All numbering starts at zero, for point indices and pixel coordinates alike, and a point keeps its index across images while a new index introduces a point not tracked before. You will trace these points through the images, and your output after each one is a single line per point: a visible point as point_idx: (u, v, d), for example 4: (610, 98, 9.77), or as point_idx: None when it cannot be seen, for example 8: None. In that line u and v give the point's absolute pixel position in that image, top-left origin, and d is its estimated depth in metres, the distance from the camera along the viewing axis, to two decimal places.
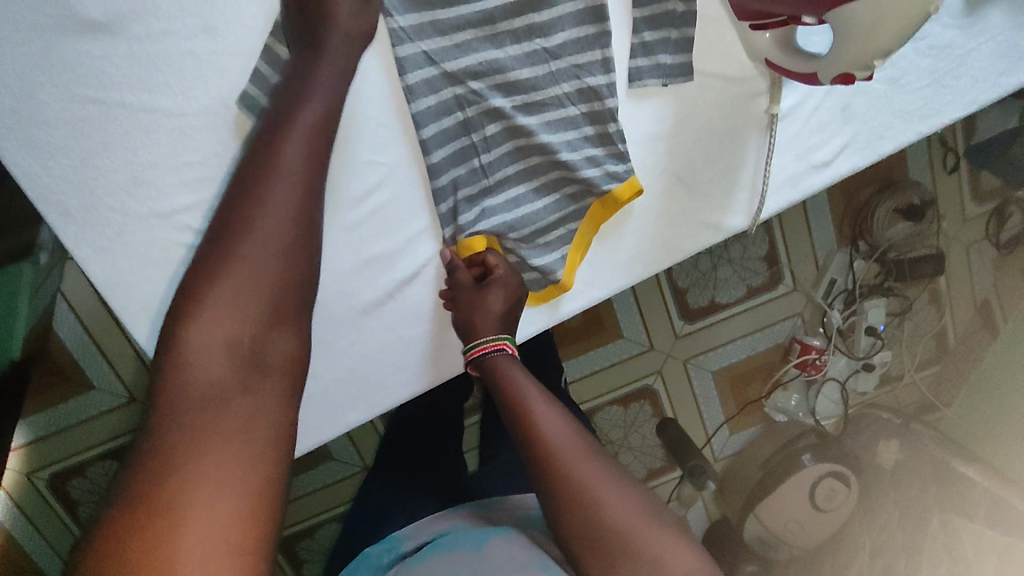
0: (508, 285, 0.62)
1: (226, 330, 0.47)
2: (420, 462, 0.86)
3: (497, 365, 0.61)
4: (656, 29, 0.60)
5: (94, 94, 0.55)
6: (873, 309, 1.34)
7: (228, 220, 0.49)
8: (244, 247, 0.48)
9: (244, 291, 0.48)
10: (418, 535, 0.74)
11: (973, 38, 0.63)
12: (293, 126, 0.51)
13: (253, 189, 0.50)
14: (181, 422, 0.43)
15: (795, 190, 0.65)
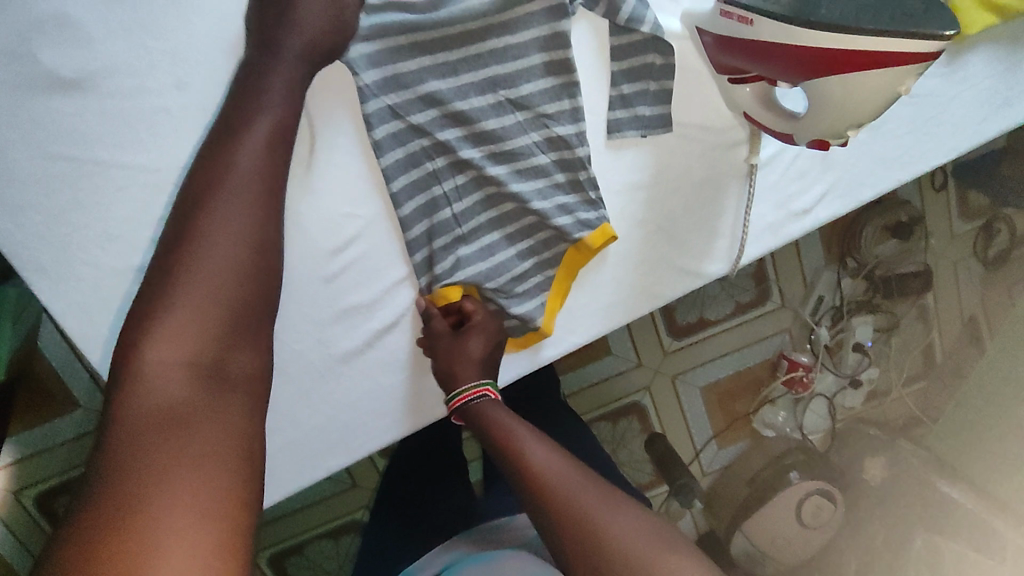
0: (487, 330, 0.62)
1: (183, 347, 0.45)
2: (417, 492, 0.88)
3: (483, 411, 0.60)
4: (635, 81, 0.59)
5: (68, 152, 0.54)
6: (861, 325, 1.35)
7: (180, 239, 0.48)
8: (200, 263, 0.47)
9: (204, 304, 0.46)
10: (430, 565, 0.76)
11: (955, 85, 0.63)
12: (245, 137, 0.51)
13: (206, 204, 0.49)
14: (139, 442, 0.41)
15: (774, 238, 0.65)
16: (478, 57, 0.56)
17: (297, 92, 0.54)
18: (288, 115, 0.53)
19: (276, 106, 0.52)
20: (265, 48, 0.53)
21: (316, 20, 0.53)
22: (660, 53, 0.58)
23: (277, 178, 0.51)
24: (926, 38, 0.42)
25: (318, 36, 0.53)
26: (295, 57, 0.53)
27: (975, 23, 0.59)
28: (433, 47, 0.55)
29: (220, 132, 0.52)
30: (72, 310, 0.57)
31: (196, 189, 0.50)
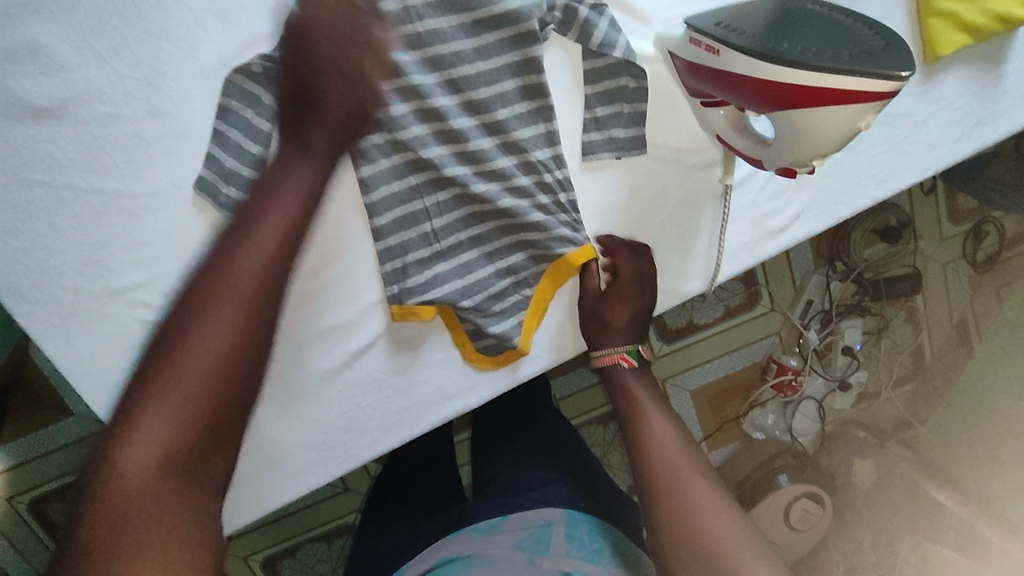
0: (624, 296, 0.63)
1: (165, 429, 0.43)
2: (408, 489, 0.91)
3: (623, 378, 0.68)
4: (608, 104, 0.59)
5: (42, 178, 0.54)
6: (850, 329, 1.34)
7: (172, 331, 0.46)
8: (186, 361, 0.44)
9: (193, 386, 0.44)
10: (423, 563, 0.77)
11: (929, 105, 0.63)
12: (268, 207, 0.49)
13: (215, 278, 0.47)
14: (106, 529, 0.40)
15: (750, 255, 0.65)
16: (452, 83, 0.56)
17: (332, 157, 0.53)
18: (313, 184, 0.51)
19: (305, 174, 0.51)
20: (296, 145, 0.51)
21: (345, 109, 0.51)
22: (634, 76, 0.59)
23: (288, 252, 0.49)
24: (869, 76, 0.42)
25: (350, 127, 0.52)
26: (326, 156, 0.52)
27: (948, 44, 0.60)
28: (409, 71, 0.55)
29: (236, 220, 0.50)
30: (53, 333, 0.58)
31: (197, 276, 0.48)
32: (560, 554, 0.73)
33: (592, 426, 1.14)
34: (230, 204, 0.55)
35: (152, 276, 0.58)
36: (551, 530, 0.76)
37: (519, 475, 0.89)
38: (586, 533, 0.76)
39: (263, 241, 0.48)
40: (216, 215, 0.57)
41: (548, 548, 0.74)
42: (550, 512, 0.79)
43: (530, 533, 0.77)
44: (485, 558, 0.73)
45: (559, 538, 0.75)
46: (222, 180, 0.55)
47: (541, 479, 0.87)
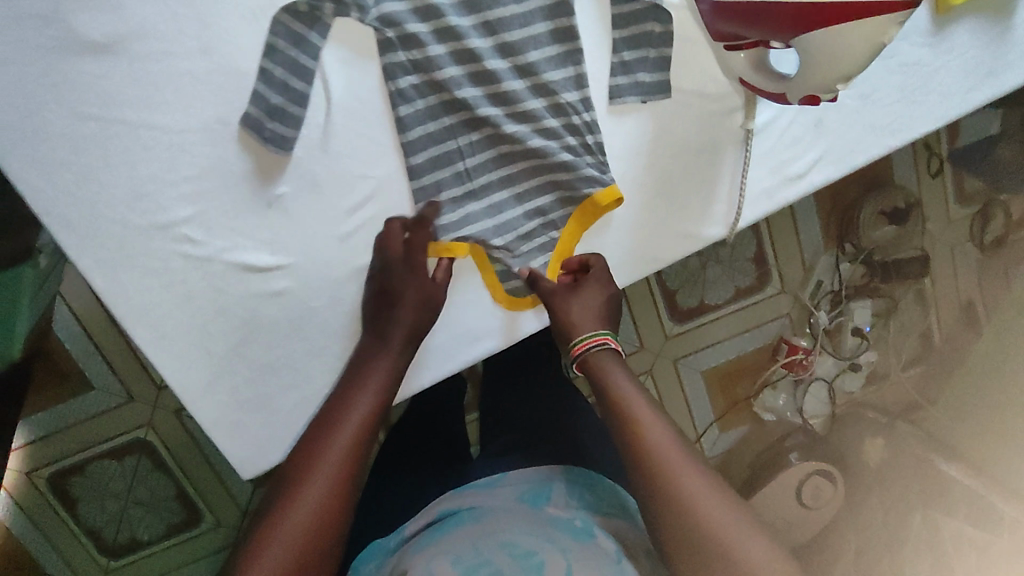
0: (599, 281, 0.66)
1: (313, 494, 0.56)
2: (418, 454, 0.94)
3: (601, 361, 0.66)
4: (635, 48, 0.62)
5: (96, 112, 0.57)
6: (859, 310, 1.34)
7: (318, 427, 0.60)
8: (304, 497, 0.56)
9: (332, 464, 0.58)
10: (418, 520, 0.78)
11: (941, 56, 0.66)
12: (387, 337, 0.62)
13: (345, 394, 0.61)
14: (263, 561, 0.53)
15: (771, 202, 0.68)
16: (487, 25, 0.60)
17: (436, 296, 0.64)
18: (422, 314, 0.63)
19: (415, 302, 0.63)
20: (378, 335, 0.62)
21: (412, 306, 0.62)
22: (659, 21, 0.62)
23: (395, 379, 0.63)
24: None
25: (418, 320, 0.63)
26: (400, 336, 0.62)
27: None
28: (446, 14, 0.59)
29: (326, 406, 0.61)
30: (100, 267, 0.60)
31: (309, 436, 0.60)
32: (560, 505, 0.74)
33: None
34: (275, 137, 0.59)
35: (196, 211, 0.60)
36: (550, 487, 0.77)
37: (518, 438, 0.91)
38: (583, 492, 0.77)
39: (374, 375, 0.62)
40: (259, 151, 0.60)
41: (547, 501, 0.75)
42: (550, 471, 0.80)
43: (533, 487, 0.78)
44: (484, 509, 0.74)
45: (559, 494, 0.76)
46: (268, 116, 0.58)
47: (519, 443, 0.89)
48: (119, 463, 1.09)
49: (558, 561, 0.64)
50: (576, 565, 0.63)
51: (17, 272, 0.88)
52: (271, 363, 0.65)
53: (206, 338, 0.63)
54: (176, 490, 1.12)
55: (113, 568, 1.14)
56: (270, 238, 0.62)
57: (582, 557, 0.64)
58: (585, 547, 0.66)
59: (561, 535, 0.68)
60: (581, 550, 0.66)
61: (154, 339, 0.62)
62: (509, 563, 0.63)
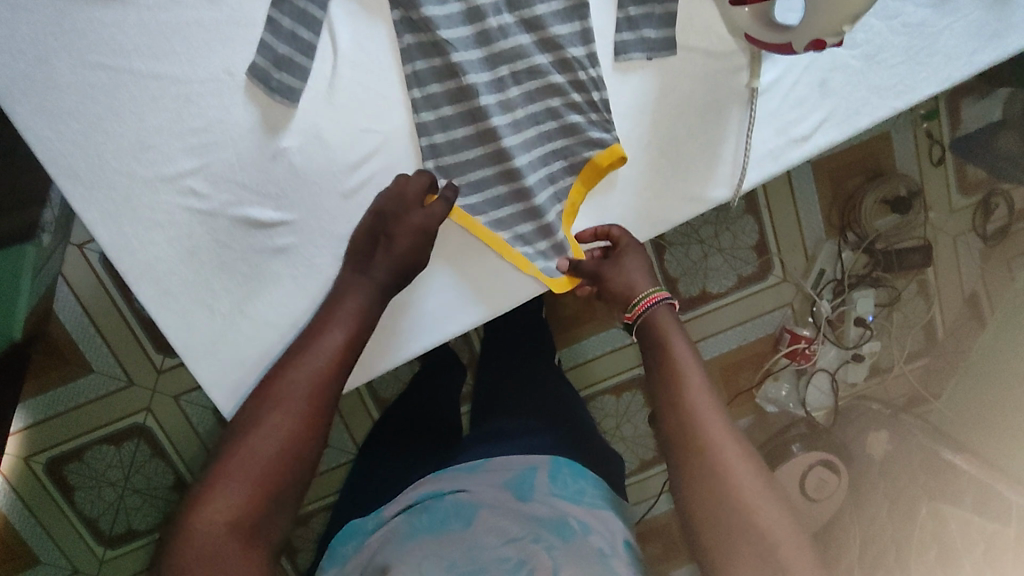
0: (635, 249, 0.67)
1: (280, 417, 0.59)
2: (414, 428, 0.94)
3: (658, 320, 0.67)
4: (641, 4, 0.63)
5: (105, 61, 0.58)
6: (862, 299, 1.29)
7: (290, 355, 0.62)
8: (272, 418, 0.59)
9: (301, 390, 0.60)
10: (399, 502, 0.78)
11: (945, 17, 0.66)
12: (361, 274, 0.62)
13: (317, 328, 0.61)
14: (233, 471, 0.57)
15: (775, 163, 0.67)
16: None
17: (423, 243, 0.62)
18: (405, 258, 0.62)
19: (400, 247, 0.62)
20: (358, 270, 0.63)
21: (396, 261, 0.62)
22: None
23: (371, 318, 0.62)
24: None
25: (403, 272, 0.63)
26: (379, 286, 0.62)
27: None
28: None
29: (293, 346, 0.62)
30: (104, 219, 0.60)
31: (282, 364, 0.61)
32: (542, 494, 0.73)
33: (605, 397, 1.14)
34: (281, 87, 0.59)
35: (201, 163, 0.60)
36: (533, 474, 0.77)
37: (508, 424, 0.89)
38: (568, 475, 0.77)
39: (346, 311, 0.61)
40: (266, 103, 0.60)
41: (532, 488, 0.75)
42: (535, 459, 0.79)
43: (515, 475, 0.77)
44: (474, 498, 0.74)
45: (542, 480, 0.76)
46: (276, 67, 0.59)
47: (528, 428, 0.87)
48: (117, 449, 1.08)
49: (543, 563, 0.65)
50: (562, 566, 0.64)
51: (19, 248, 0.87)
52: (274, 321, 0.64)
53: (209, 294, 0.63)
54: (174, 477, 1.10)
55: (108, 557, 1.12)
56: (276, 192, 0.62)
57: (568, 556, 0.66)
58: (572, 545, 0.67)
59: (547, 534, 0.68)
60: (567, 549, 0.67)
61: (157, 293, 0.62)
62: (495, 568, 0.65)
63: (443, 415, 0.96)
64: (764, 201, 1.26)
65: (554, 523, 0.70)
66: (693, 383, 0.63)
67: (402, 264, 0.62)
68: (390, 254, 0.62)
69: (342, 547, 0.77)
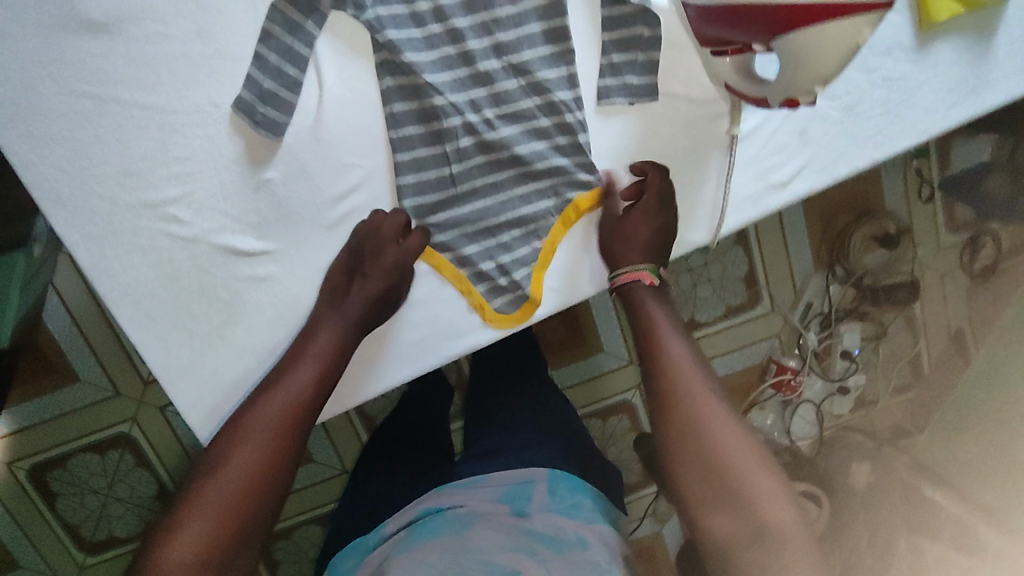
0: (652, 214, 0.65)
1: (248, 450, 0.59)
2: (404, 443, 0.93)
3: (636, 294, 0.66)
4: (624, 51, 0.63)
5: (91, 90, 0.58)
6: (849, 333, 1.30)
7: (262, 389, 0.62)
8: (239, 452, 0.59)
9: (270, 424, 0.60)
10: (400, 518, 0.79)
11: (924, 71, 0.67)
12: (332, 307, 0.63)
13: (291, 363, 0.62)
14: (200, 501, 0.57)
15: (754, 208, 0.68)
16: (483, 25, 0.61)
17: (398, 276, 0.63)
18: (379, 292, 0.63)
19: (374, 281, 0.63)
20: (331, 303, 0.63)
21: (370, 297, 0.63)
22: (647, 25, 0.63)
23: (343, 355, 0.63)
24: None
25: (378, 305, 0.63)
26: (354, 320, 0.63)
27: (939, 11, 0.65)
28: (451, 14, 0.61)
29: (261, 385, 0.63)
30: (87, 244, 0.61)
31: (254, 398, 0.62)
32: (538, 509, 0.74)
33: (591, 419, 1.13)
34: (265, 121, 0.60)
35: (185, 191, 0.61)
36: (528, 488, 0.78)
37: (502, 439, 0.88)
38: (565, 489, 0.78)
39: (318, 349, 0.62)
40: (251, 134, 0.61)
41: (527, 503, 0.75)
42: (532, 471, 0.80)
43: (510, 488, 0.78)
44: (470, 514, 0.74)
45: (538, 494, 0.76)
46: (260, 101, 0.60)
47: (528, 442, 0.86)
48: (101, 458, 1.08)
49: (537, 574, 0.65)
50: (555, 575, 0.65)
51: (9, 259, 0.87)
52: (253, 347, 0.65)
53: (189, 320, 0.63)
54: (157, 487, 1.10)
55: (88, 563, 1.12)
56: (257, 222, 0.63)
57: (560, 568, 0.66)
58: (565, 556, 0.67)
59: (539, 545, 0.69)
60: (559, 560, 0.67)
61: (137, 317, 0.62)
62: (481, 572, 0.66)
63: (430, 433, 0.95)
64: (754, 231, 1.24)
65: (548, 536, 0.70)
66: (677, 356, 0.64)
67: (375, 298, 0.63)
68: (366, 287, 0.63)
69: (343, 562, 0.77)
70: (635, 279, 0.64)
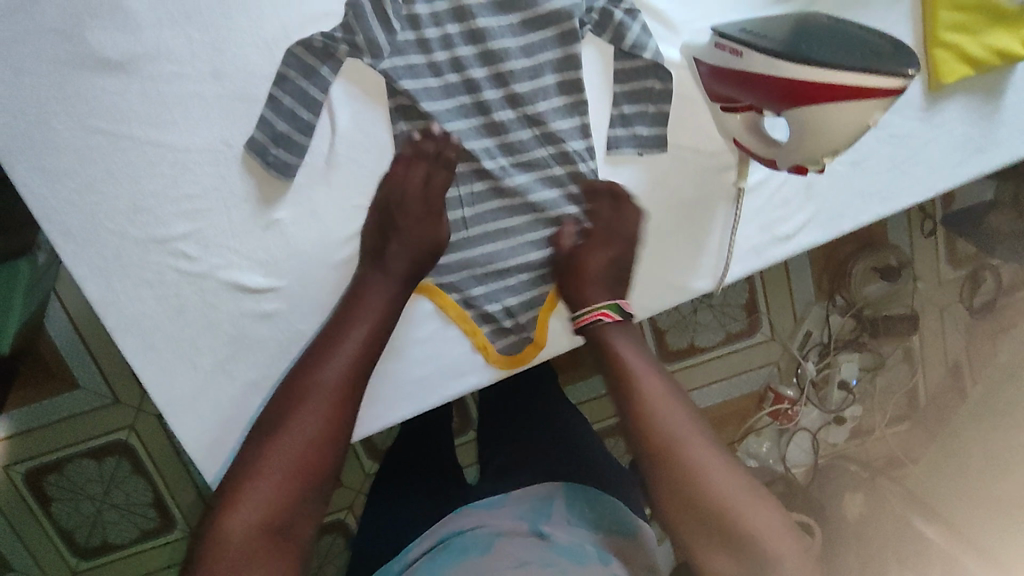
0: (606, 246, 0.65)
1: (311, 416, 0.57)
2: (417, 462, 0.87)
3: (602, 330, 0.64)
4: (636, 102, 0.64)
5: (104, 126, 0.59)
6: (847, 363, 1.28)
7: (316, 348, 0.60)
8: (301, 418, 0.56)
9: (329, 385, 0.58)
10: (425, 541, 0.72)
11: (932, 128, 0.67)
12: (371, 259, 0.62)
13: (342, 321, 0.60)
14: (263, 469, 0.54)
15: (758, 259, 0.69)
16: (499, 77, 0.62)
17: (432, 215, 0.63)
18: (416, 235, 0.63)
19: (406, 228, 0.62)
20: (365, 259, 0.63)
21: (410, 244, 0.62)
22: (659, 79, 0.63)
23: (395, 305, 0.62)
24: (887, 75, 0.48)
25: (416, 249, 0.63)
26: (395, 267, 0.62)
27: (950, 73, 0.65)
28: (467, 65, 0.61)
29: (307, 356, 0.60)
30: (95, 276, 0.61)
31: (308, 359, 0.59)
32: (559, 525, 0.69)
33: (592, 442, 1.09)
34: (277, 162, 0.60)
35: (194, 228, 0.61)
36: (551, 505, 0.73)
37: (524, 454, 0.84)
38: (586, 509, 0.74)
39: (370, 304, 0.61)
40: (262, 175, 0.61)
41: (548, 520, 0.70)
42: (553, 487, 0.76)
43: (534, 506, 0.74)
44: (494, 534, 0.69)
45: (560, 513, 0.72)
46: (272, 142, 0.60)
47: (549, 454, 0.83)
48: (97, 464, 1.03)
49: None
50: None
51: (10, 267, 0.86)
52: (256, 382, 0.65)
53: (193, 354, 0.63)
54: (153, 496, 1.06)
55: (80, 569, 1.08)
56: (265, 259, 0.63)
57: None
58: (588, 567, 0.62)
59: (560, 558, 0.64)
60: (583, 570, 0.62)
61: (141, 350, 0.62)
62: None
63: (442, 453, 0.89)
64: (759, 277, 1.24)
65: (569, 552, 0.65)
66: (651, 387, 0.60)
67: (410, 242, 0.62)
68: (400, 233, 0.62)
69: None
70: (595, 316, 0.63)
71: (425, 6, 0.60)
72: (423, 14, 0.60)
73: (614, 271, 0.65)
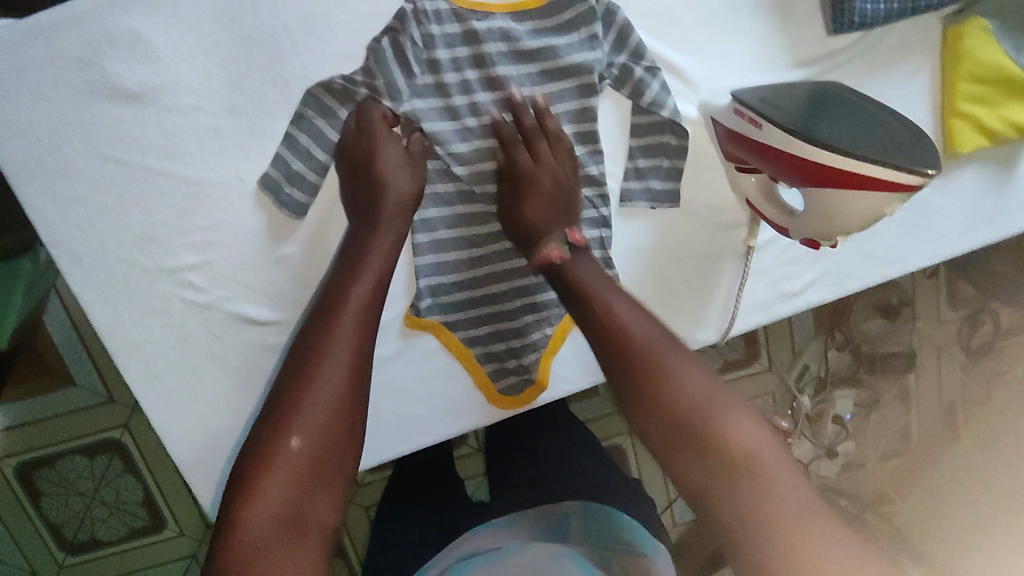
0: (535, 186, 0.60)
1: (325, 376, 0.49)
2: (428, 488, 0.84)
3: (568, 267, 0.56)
4: (650, 156, 0.64)
5: (118, 155, 0.58)
6: (841, 399, 1.18)
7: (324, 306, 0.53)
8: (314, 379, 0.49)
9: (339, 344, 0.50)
10: (440, 563, 0.67)
11: (944, 196, 0.68)
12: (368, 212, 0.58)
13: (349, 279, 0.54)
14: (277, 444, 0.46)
15: (764, 314, 0.68)
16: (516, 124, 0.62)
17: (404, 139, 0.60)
18: (399, 157, 0.59)
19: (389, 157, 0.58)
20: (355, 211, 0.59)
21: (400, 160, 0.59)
22: (676, 135, 0.63)
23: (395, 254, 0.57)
24: (909, 171, 0.48)
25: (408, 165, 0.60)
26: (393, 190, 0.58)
27: (967, 143, 0.65)
28: (484, 111, 0.61)
29: (312, 327, 0.52)
30: (100, 302, 0.60)
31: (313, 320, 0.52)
32: (575, 544, 0.64)
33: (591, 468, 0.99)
34: (290, 202, 0.61)
35: (204, 259, 0.61)
36: (568, 527, 0.68)
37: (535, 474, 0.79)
38: (608, 525, 0.68)
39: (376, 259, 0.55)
40: (274, 211, 0.62)
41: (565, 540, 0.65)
42: (570, 507, 0.71)
43: (549, 527, 0.68)
44: (508, 549, 0.63)
45: (577, 534, 0.67)
46: (285, 180, 0.60)
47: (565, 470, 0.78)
48: (90, 461, 0.98)
49: None
50: None
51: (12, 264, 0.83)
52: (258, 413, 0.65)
53: (196, 383, 0.63)
54: (144, 495, 1.00)
55: (68, 563, 1.02)
56: (273, 293, 0.63)
57: None
58: None
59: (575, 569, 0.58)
60: None
61: (143, 376, 0.62)
62: None
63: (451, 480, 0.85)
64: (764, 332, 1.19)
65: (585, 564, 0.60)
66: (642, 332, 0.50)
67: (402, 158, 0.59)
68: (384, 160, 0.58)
69: None
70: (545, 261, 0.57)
71: (446, 50, 0.59)
72: (443, 59, 0.59)
73: (551, 204, 0.60)
